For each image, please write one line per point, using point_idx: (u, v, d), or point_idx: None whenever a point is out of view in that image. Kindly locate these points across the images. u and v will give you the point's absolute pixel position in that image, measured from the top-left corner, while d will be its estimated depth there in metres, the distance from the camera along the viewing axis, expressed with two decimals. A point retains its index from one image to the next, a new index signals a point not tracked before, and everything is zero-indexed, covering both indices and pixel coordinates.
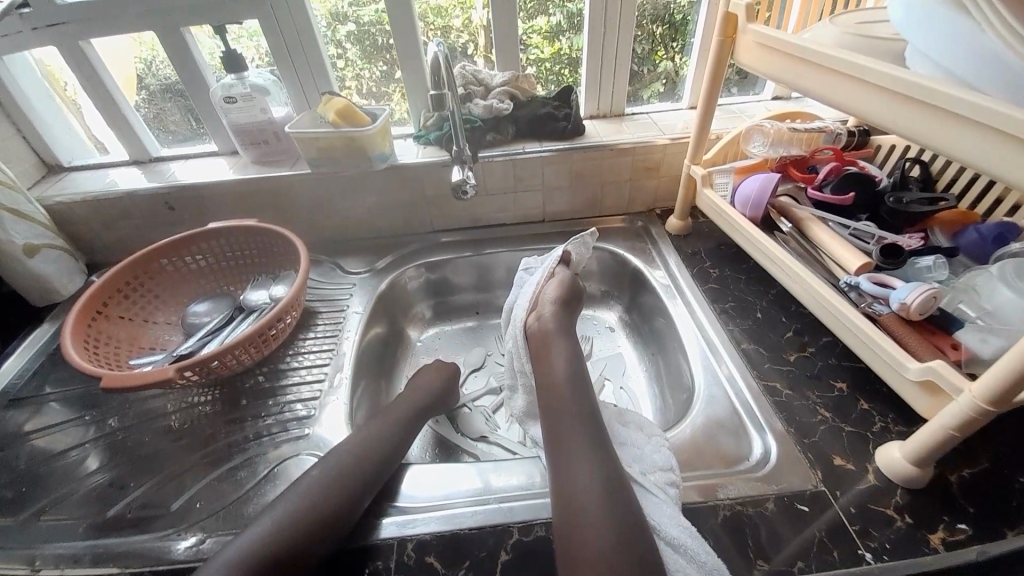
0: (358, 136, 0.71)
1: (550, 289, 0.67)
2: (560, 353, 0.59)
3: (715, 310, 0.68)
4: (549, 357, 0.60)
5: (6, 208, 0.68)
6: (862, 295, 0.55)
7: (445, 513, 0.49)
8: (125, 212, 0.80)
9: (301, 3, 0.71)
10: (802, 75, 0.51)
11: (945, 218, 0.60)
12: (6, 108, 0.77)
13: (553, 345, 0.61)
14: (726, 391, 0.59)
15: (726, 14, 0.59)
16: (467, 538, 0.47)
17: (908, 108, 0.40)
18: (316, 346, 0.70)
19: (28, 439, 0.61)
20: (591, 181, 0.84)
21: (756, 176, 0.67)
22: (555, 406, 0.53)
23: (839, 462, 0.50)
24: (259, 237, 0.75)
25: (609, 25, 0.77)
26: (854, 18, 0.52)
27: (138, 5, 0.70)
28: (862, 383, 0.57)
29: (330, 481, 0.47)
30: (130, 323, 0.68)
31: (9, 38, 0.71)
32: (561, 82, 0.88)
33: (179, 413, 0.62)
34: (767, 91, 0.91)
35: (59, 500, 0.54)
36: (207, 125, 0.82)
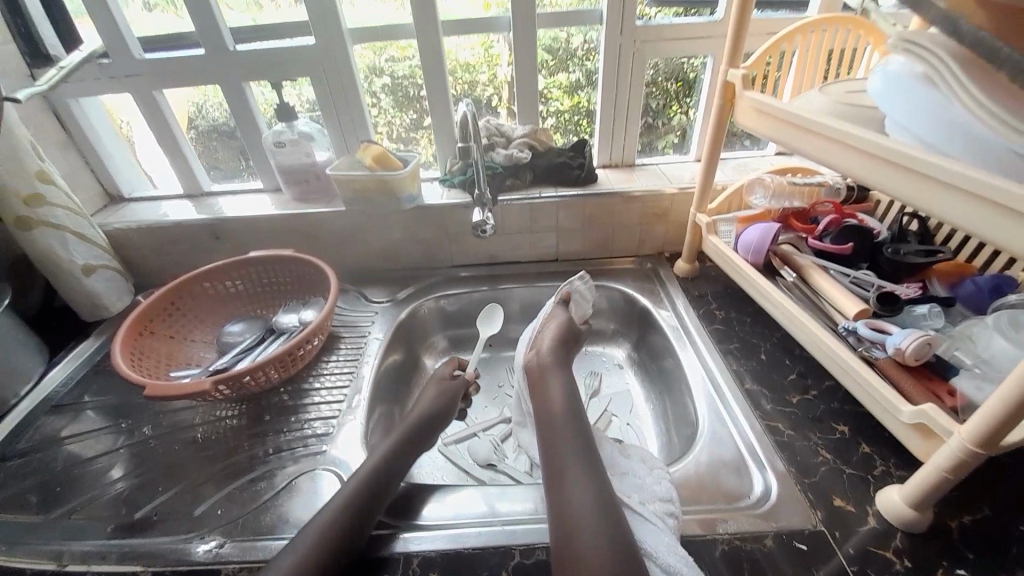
0: (390, 179, 0.79)
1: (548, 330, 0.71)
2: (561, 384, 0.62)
3: (719, 351, 0.71)
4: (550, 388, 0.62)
5: (71, 230, 0.75)
6: (860, 340, 0.57)
7: (450, 532, 0.50)
8: (174, 239, 0.87)
9: (347, 62, 0.81)
10: (796, 138, 0.56)
11: (944, 268, 0.64)
12: (78, 143, 0.87)
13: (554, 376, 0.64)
14: (728, 429, 0.60)
15: (725, 82, 0.65)
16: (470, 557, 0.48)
17: (890, 170, 0.44)
18: (338, 368, 0.74)
19: (64, 444, 0.65)
20: (602, 225, 0.89)
21: (758, 225, 0.71)
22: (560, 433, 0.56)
23: (840, 503, 0.51)
24: (293, 265, 0.81)
25: (620, 84, 0.85)
26: (844, 88, 0.58)
27: (208, 62, 0.80)
28: (864, 427, 0.58)
29: (347, 494, 0.50)
30: (171, 340, 0.74)
31: (87, 83, 0.82)
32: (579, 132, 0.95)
33: (206, 425, 0.66)
34: (771, 147, 0.97)
35: (89, 501, 0.58)
36: (256, 165, 0.91)
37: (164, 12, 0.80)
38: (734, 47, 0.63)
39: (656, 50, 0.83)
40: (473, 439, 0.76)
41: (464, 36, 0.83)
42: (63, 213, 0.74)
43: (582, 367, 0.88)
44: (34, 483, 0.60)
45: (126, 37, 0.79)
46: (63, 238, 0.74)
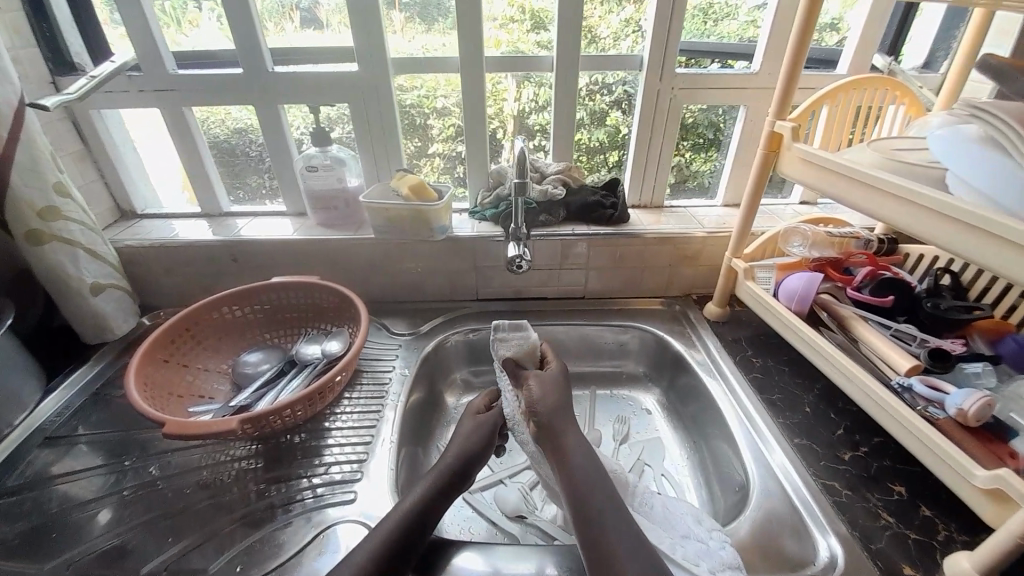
0: (426, 210, 0.77)
1: (536, 390, 0.61)
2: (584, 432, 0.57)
3: (761, 400, 0.69)
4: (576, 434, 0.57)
5: (84, 246, 0.71)
6: (915, 397, 0.56)
7: None
8: (189, 259, 0.83)
9: (388, 91, 0.81)
10: (845, 188, 0.56)
11: (982, 326, 0.63)
12: (96, 155, 0.84)
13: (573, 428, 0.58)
14: (782, 485, 0.58)
15: (771, 132, 0.67)
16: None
17: (954, 229, 0.45)
18: (362, 406, 0.70)
19: (57, 482, 0.59)
20: (632, 265, 0.88)
21: (801, 273, 0.71)
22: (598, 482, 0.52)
23: (910, 572, 0.49)
24: (318, 293, 0.78)
25: (655, 128, 0.87)
26: (891, 145, 0.59)
27: (245, 83, 0.79)
28: (920, 488, 0.56)
29: (373, 550, 0.46)
30: (184, 369, 0.69)
31: (113, 94, 0.79)
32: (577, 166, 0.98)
33: (220, 465, 0.61)
34: (795, 195, 0.99)
35: (84, 554, 0.52)
36: (282, 188, 0.89)
37: (166, 26, 0.78)
38: (784, 97, 0.65)
39: (691, 97, 0.85)
40: (499, 486, 0.72)
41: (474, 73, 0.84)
42: (78, 228, 0.70)
43: (610, 411, 0.85)
44: (22, 527, 0.54)
45: (162, 51, 0.77)
46: (74, 254, 0.70)
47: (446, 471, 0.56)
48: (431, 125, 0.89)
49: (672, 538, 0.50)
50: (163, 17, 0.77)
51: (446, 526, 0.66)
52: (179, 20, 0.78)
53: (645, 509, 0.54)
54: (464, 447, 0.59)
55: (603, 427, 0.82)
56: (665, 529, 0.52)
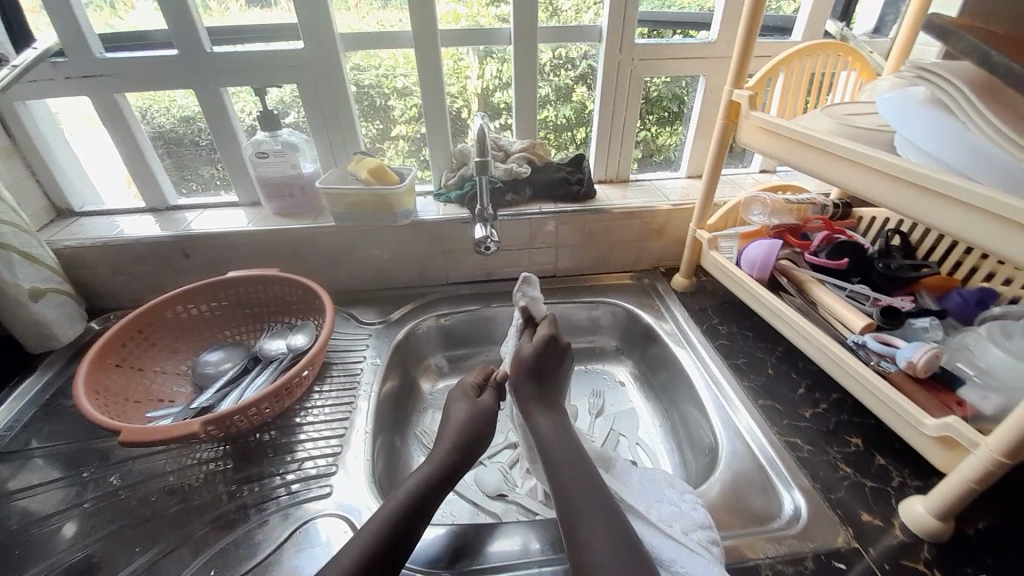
0: (388, 194, 0.75)
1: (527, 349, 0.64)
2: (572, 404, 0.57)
3: (729, 366, 0.72)
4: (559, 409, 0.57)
5: (19, 250, 0.66)
6: (870, 353, 0.59)
7: None
8: (137, 258, 0.79)
9: (340, 71, 0.77)
10: (802, 157, 0.57)
11: (931, 282, 0.66)
12: (23, 149, 0.77)
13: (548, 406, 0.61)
14: (747, 445, 0.61)
15: (730, 102, 0.67)
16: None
17: (907, 191, 0.46)
18: (333, 399, 0.68)
19: (15, 499, 0.56)
20: (601, 241, 0.88)
21: (761, 241, 0.72)
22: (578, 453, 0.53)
23: (867, 518, 0.52)
24: (279, 286, 0.75)
25: (618, 102, 0.86)
26: (842, 110, 0.61)
27: (181, 65, 0.73)
28: (875, 438, 0.60)
29: (368, 541, 0.45)
30: (139, 373, 0.66)
31: (36, 82, 0.72)
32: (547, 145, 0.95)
33: (186, 470, 0.59)
34: (755, 164, 1.00)
35: (49, 570, 0.49)
36: (233, 177, 0.84)
37: (96, 12, 0.72)
38: (740, 66, 0.65)
39: (651, 68, 0.84)
40: (479, 467, 0.72)
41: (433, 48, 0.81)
42: (8, 230, 0.65)
43: (584, 386, 0.86)
44: None
45: (86, 33, 0.71)
46: (7, 258, 0.65)
47: (444, 462, 0.55)
48: (392, 106, 0.85)
49: (653, 501, 0.52)
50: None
51: None
52: (115, 5, 0.72)
53: (623, 477, 0.56)
54: (462, 435, 0.59)
55: (579, 401, 0.84)
56: (638, 495, 0.53)
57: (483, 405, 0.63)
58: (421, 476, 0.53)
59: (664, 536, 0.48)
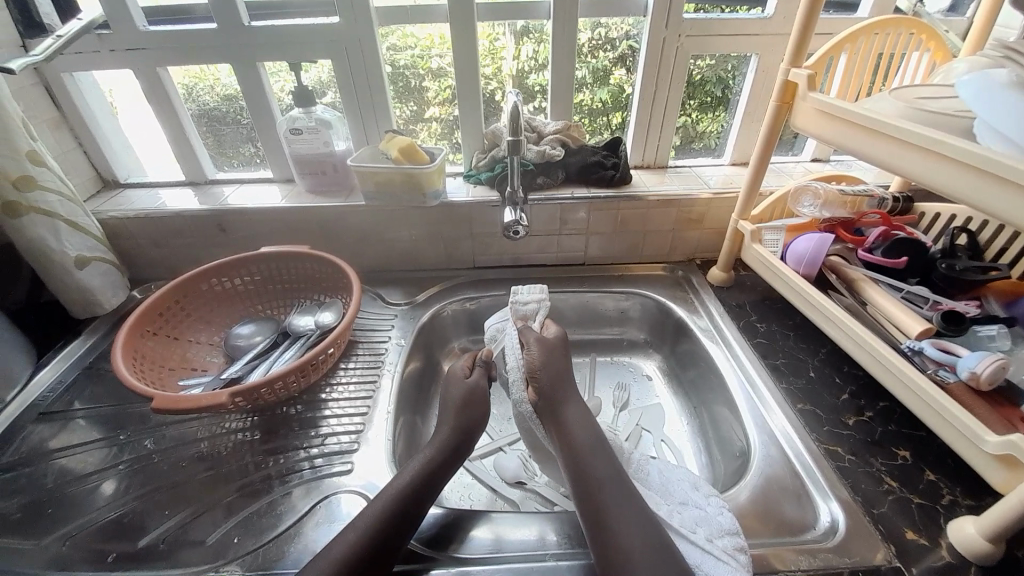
0: (417, 173, 0.74)
1: (535, 354, 0.63)
2: (574, 406, 0.58)
3: (764, 365, 0.68)
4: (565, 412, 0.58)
5: (64, 218, 0.69)
6: (926, 361, 0.54)
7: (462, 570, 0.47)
8: (176, 230, 0.81)
9: (374, 45, 0.76)
10: (866, 143, 0.52)
11: (1000, 286, 0.60)
12: (72, 121, 0.80)
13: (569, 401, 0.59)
14: (782, 449, 0.58)
15: (786, 81, 0.62)
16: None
17: (988, 183, 0.41)
18: (357, 378, 0.69)
19: (55, 457, 0.59)
20: (634, 229, 0.85)
21: (811, 235, 0.68)
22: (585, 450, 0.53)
23: (910, 536, 0.48)
24: (309, 262, 0.76)
25: (661, 82, 0.82)
26: (914, 93, 0.55)
27: (219, 39, 0.74)
28: (925, 452, 0.56)
29: (377, 509, 0.46)
30: (174, 342, 0.69)
31: (84, 55, 0.74)
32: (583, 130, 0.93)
33: (215, 438, 0.61)
34: (806, 152, 0.94)
35: (84, 527, 0.52)
36: (267, 153, 0.85)
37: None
38: (799, 43, 0.60)
39: (699, 46, 0.79)
40: (499, 453, 0.72)
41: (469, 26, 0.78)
42: (55, 199, 0.67)
43: (609, 378, 0.85)
44: (21, 502, 0.54)
45: (131, 7, 0.72)
46: (54, 226, 0.67)
47: (452, 442, 0.56)
48: (426, 87, 0.85)
49: (670, 504, 0.50)
50: None
51: (446, 492, 0.66)
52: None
53: (641, 474, 0.54)
54: (460, 415, 0.59)
55: (603, 393, 0.82)
56: (662, 494, 0.52)
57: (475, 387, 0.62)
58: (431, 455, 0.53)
59: (689, 543, 0.46)
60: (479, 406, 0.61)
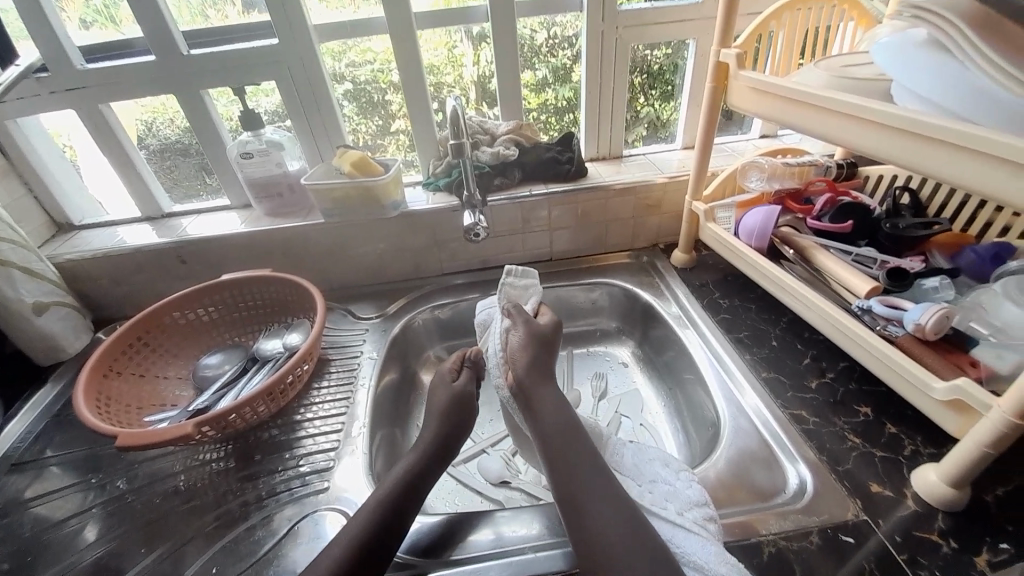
0: (373, 185, 0.75)
1: (518, 346, 0.65)
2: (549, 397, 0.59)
3: (730, 340, 0.70)
4: (540, 403, 0.59)
5: (19, 265, 0.68)
6: (875, 318, 0.56)
7: (466, 568, 0.48)
8: (136, 267, 0.80)
9: (316, 63, 0.76)
10: (799, 115, 0.54)
11: (941, 240, 0.63)
12: (18, 167, 0.78)
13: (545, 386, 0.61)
14: (750, 419, 0.59)
15: (718, 63, 0.64)
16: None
17: (914, 143, 0.42)
18: (331, 395, 0.68)
19: (30, 506, 0.58)
20: (596, 221, 0.86)
21: (760, 208, 0.70)
22: (562, 442, 0.53)
23: (876, 490, 0.50)
24: (273, 285, 0.75)
25: (606, 75, 0.84)
26: (840, 62, 0.57)
27: (160, 71, 0.74)
28: (885, 407, 0.58)
29: (363, 521, 0.46)
30: (140, 379, 0.68)
31: (21, 100, 0.73)
32: (549, 130, 0.93)
33: (189, 472, 0.60)
34: (754, 130, 0.97)
35: (63, 571, 0.51)
36: (222, 180, 0.85)
37: (102, 28, 0.73)
38: (726, 25, 0.62)
39: (638, 36, 0.81)
40: (482, 455, 0.72)
41: (425, 38, 0.79)
42: (6, 245, 0.66)
43: (586, 369, 0.86)
44: (1, 553, 0.53)
45: (66, 47, 0.71)
46: (7, 274, 0.66)
47: (429, 446, 0.57)
48: (389, 100, 0.84)
49: (642, 487, 0.51)
50: (87, 17, 0.72)
51: (431, 500, 0.67)
52: (113, 18, 0.72)
53: (616, 459, 0.55)
54: (443, 420, 0.61)
55: (581, 385, 0.83)
56: (633, 476, 0.53)
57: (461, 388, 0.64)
58: (409, 463, 0.54)
59: (662, 521, 0.47)
60: (468, 408, 0.63)
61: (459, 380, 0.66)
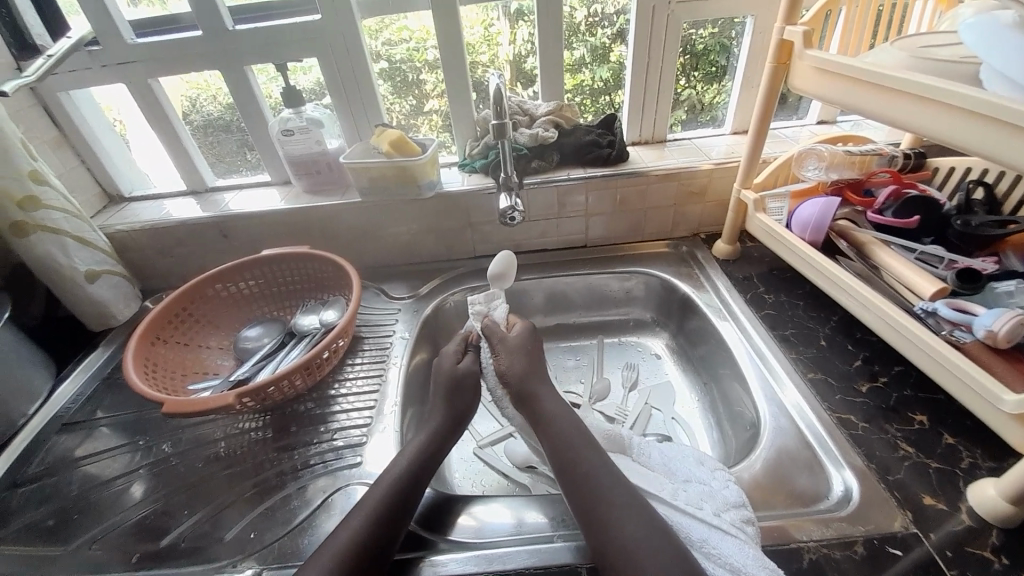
0: (409, 165, 0.74)
1: (504, 358, 0.62)
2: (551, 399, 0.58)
3: (774, 336, 0.67)
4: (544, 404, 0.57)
5: (71, 234, 0.71)
6: (941, 322, 0.52)
7: (479, 553, 0.47)
8: (181, 240, 0.82)
9: (358, 39, 0.75)
10: (868, 99, 0.50)
11: (1020, 240, 0.57)
12: (72, 139, 0.81)
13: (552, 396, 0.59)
14: (792, 420, 0.57)
15: (781, 40, 0.59)
16: None
17: (1001, 132, 0.38)
18: (364, 373, 0.69)
19: (81, 464, 0.61)
20: (634, 208, 0.83)
21: (816, 200, 0.65)
22: (573, 439, 0.52)
23: (929, 502, 0.47)
24: (311, 262, 0.76)
25: (653, 55, 0.79)
26: (919, 42, 0.52)
27: (206, 46, 0.74)
28: (943, 416, 0.54)
29: (373, 509, 0.46)
30: (185, 348, 0.70)
31: (77, 73, 0.76)
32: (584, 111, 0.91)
33: (229, 439, 0.62)
34: (811, 115, 0.91)
35: (111, 528, 0.54)
36: (264, 157, 0.86)
37: (150, 5, 0.75)
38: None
39: (690, 12, 0.76)
40: (509, 439, 0.72)
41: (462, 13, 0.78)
42: (61, 216, 0.69)
43: (617, 359, 0.84)
44: (50, 508, 0.57)
45: (117, 21, 0.73)
46: (62, 243, 0.69)
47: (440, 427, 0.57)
48: (424, 79, 0.83)
49: (674, 483, 0.50)
50: None
51: (458, 480, 0.68)
52: None
53: (643, 458, 0.54)
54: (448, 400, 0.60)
55: (612, 375, 0.82)
56: (665, 473, 0.52)
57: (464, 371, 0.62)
58: (422, 442, 0.54)
59: (695, 519, 0.45)
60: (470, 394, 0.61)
61: (463, 363, 0.63)
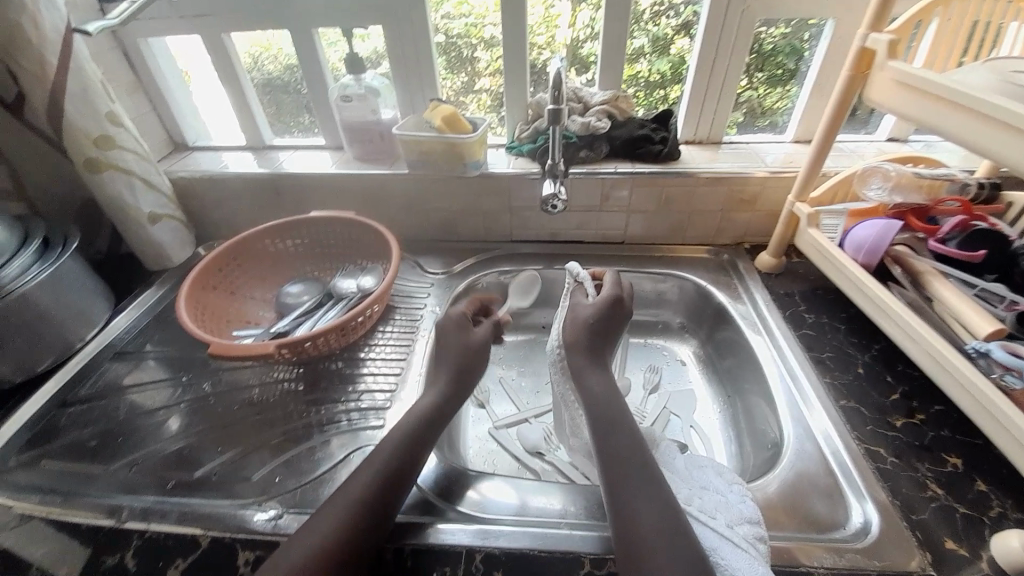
0: (459, 143, 0.74)
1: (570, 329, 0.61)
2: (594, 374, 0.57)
3: (810, 358, 0.65)
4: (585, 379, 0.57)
5: (139, 177, 0.75)
6: (992, 364, 0.49)
7: (476, 527, 0.49)
8: (236, 192, 0.86)
9: (422, 10, 0.75)
10: (952, 121, 0.46)
11: None
12: (147, 86, 0.86)
13: (598, 369, 0.58)
14: (817, 444, 0.56)
15: (861, 48, 0.56)
16: (518, 556, 0.46)
17: None
18: (392, 340, 0.72)
19: (127, 392, 0.66)
20: (680, 209, 0.81)
21: (875, 221, 0.63)
22: (609, 420, 0.52)
23: (950, 546, 0.45)
24: (353, 228, 0.79)
25: (720, 51, 0.76)
26: (1013, 64, 0.48)
27: (279, 6, 0.76)
28: (980, 462, 0.51)
29: (370, 468, 0.48)
30: (232, 297, 0.74)
31: (156, 21, 0.79)
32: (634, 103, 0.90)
33: (262, 386, 0.66)
34: (881, 131, 0.86)
35: (148, 456, 0.59)
36: (320, 120, 0.88)
37: None
38: (882, 5, 0.54)
39: (767, 9, 0.73)
40: (524, 424, 0.74)
41: None
42: (131, 158, 0.73)
43: (640, 360, 0.84)
44: (94, 431, 0.62)
45: None
46: (131, 184, 0.74)
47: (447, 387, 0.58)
48: (478, 57, 0.83)
49: (690, 489, 0.49)
50: None
51: (471, 456, 0.70)
52: None
53: (666, 460, 0.53)
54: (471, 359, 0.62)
55: (633, 375, 0.81)
56: (683, 479, 0.51)
57: (476, 336, 0.64)
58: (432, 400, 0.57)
59: (708, 528, 0.45)
60: (472, 360, 0.62)
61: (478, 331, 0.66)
